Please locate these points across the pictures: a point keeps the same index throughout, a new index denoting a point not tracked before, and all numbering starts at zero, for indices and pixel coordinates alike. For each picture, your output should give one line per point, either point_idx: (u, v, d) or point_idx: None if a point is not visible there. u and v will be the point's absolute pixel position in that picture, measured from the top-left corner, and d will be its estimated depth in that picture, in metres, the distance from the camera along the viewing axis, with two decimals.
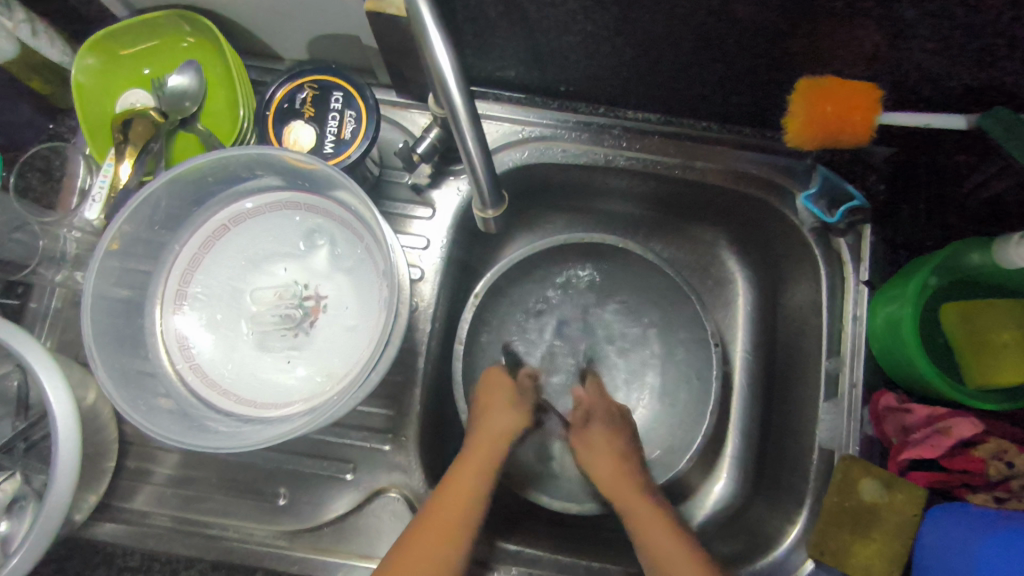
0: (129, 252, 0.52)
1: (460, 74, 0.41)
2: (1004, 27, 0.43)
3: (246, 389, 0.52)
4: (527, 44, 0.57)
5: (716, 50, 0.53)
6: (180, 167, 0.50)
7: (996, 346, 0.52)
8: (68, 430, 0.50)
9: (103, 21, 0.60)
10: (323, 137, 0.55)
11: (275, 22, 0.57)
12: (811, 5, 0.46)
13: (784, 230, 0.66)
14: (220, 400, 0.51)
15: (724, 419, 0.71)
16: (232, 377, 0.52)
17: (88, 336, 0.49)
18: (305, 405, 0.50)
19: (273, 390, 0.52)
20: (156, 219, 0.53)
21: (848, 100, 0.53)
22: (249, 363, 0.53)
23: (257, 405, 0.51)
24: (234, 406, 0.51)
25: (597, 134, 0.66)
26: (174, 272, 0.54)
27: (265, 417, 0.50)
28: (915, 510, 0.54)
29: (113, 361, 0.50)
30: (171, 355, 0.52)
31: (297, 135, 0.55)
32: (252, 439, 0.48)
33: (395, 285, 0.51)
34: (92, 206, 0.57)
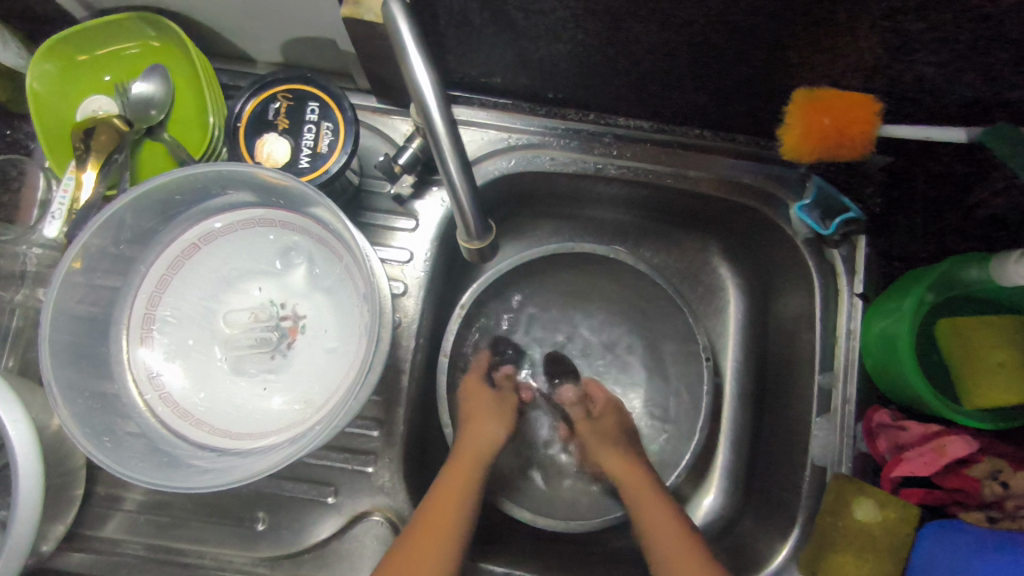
0: (92, 273, 0.49)
1: (439, 90, 0.39)
2: (1009, 43, 0.42)
3: (221, 419, 0.49)
4: (513, 50, 0.54)
5: (711, 60, 0.51)
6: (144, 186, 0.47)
7: (991, 365, 0.51)
8: (29, 463, 0.47)
9: (60, 21, 0.56)
10: (298, 150, 0.52)
11: (246, 24, 0.54)
12: (812, 14, 0.44)
13: (777, 240, 0.65)
14: (192, 431, 0.49)
15: (714, 431, 0.70)
16: (206, 406, 0.50)
17: (47, 370, 0.46)
18: (283, 435, 0.48)
19: (250, 418, 0.49)
20: (122, 237, 0.50)
21: (847, 114, 0.51)
22: (225, 390, 0.50)
23: (233, 435, 0.49)
24: (208, 437, 0.49)
25: (586, 142, 0.64)
26: (142, 294, 0.51)
27: (242, 448, 0.48)
28: (908, 531, 0.54)
29: (76, 393, 0.48)
30: (139, 385, 0.50)
31: (271, 148, 0.52)
32: (229, 475, 0.45)
33: (379, 309, 0.49)
34: (51, 223, 0.54)
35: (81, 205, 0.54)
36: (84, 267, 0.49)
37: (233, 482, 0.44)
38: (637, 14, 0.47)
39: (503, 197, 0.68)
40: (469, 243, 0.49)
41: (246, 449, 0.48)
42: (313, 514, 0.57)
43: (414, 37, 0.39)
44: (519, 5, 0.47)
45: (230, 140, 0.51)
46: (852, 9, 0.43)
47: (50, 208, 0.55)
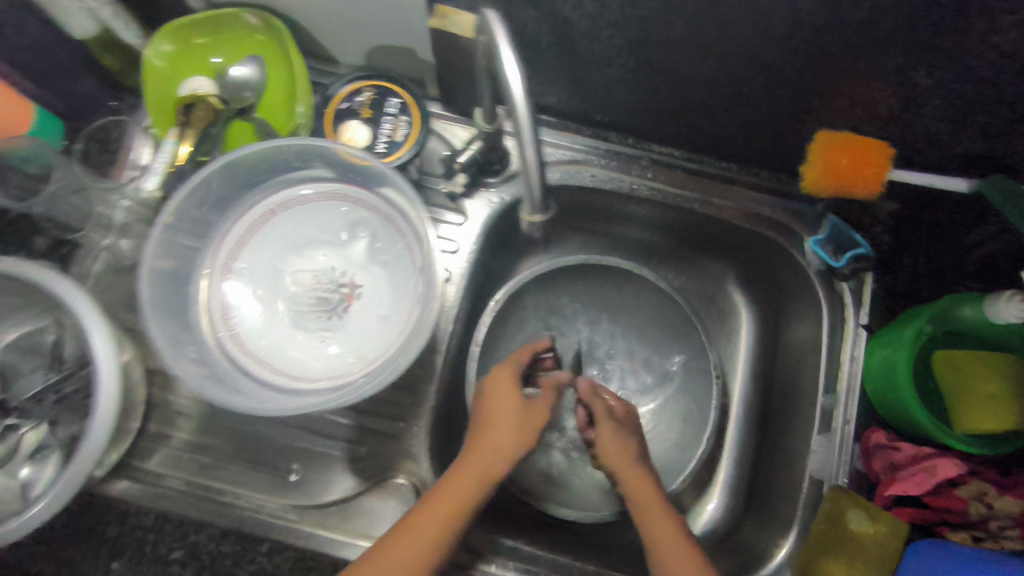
0: (185, 219, 0.56)
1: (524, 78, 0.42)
2: (1006, 103, 0.48)
3: (281, 363, 0.55)
4: (570, 72, 0.61)
5: (745, 96, 0.58)
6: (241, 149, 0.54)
7: (983, 396, 0.56)
8: (110, 382, 0.54)
9: (178, 10, 0.64)
10: (376, 138, 0.59)
11: (339, 28, 0.62)
12: (836, 62, 0.51)
13: (791, 270, 0.70)
14: (254, 369, 0.54)
15: (720, 445, 0.74)
16: (267, 351, 0.55)
17: (139, 292, 0.52)
18: (335, 382, 0.53)
19: (306, 366, 0.54)
20: (214, 196, 0.57)
21: (862, 156, 0.58)
22: (285, 340, 0.56)
23: (290, 378, 0.54)
24: (268, 376, 0.54)
25: (624, 163, 0.70)
26: (224, 245, 0.57)
27: (298, 391, 0.53)
28: (897, 544, 0.57)
29: (157, 319, 0.52)
30: (212, 321, 0.55)
31: (352, 134, 0.59)
32: (285, 405, 0.51)
33: (433, 285, 0.54)
34: (150, 179, 0.60)
35: (178, 168, 0.60)
36: (180, 215, 0.55)
37: (290, 409, 0.50)
38: (684, 49, 0.54)
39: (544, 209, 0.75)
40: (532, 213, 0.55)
41: (302, 390, 0.53)
42: (345, 471, 0.62)
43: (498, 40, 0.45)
44: (583, 31, 0.55)
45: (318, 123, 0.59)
46: (870, 59, 0.49)
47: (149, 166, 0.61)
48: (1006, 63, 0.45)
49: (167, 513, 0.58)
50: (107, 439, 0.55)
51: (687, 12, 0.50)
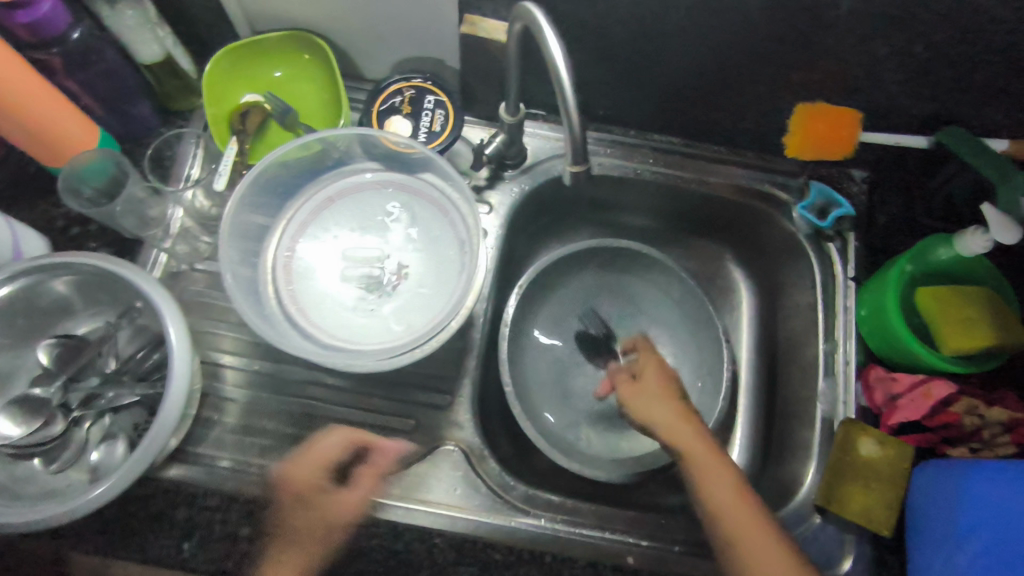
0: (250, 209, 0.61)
1: (572, 88, 0.48)
2: (960, 62, 0.57)
3: (323, 316, 0.60)
4: (579, 70, 0.69)
5: (730, 80, 0.67)
6: (291, 145, 0.60)
7: (964, 318, 0.63)
8: (183, 365, 0.58)
9: (225, 37, 0.72)
10: (416, 130, 0.63)
11: (372, 42, 0.70)
12: (806, 38, 0.59)
13: (782, 236, 0.79)
14: (299, 317, 0.60)
15: (734, 406, 0.81)
16: (342, 320, 0.60)
17: (224, 264, 0.57)
18: (392, 346, 0.59)
19: (372, 330, 0.60)
20: (278, 183, 0.63)
21: (835, 121, 0.67)
22: (328, 295, 0.61)
23: (329, 333, 0.59)
24: (314, 328, 0.59)
25: (627, 152, 0.78)
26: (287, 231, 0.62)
27: (330, 353, 0.57)
28: (907, 464, 0.64)
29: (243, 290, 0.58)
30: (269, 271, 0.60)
31: (395, 128, 0.64)
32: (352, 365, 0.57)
33: (472, 256, 0.61)
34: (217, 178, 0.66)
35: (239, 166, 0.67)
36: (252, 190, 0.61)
37: (358, 368, 0.56)
38: (686, 43, 0.63)
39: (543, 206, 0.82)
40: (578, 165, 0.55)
41: (342, 346, 0.59)
42: (398, 448, 0.66)
43: (547, 21, 0.48)
44: (594, 29, 0.62)
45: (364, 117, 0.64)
46: (836, 34, 0.58)
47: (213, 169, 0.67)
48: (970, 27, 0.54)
49: (232, 493, 0.61)
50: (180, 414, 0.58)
51: (690, 14, 0.59)
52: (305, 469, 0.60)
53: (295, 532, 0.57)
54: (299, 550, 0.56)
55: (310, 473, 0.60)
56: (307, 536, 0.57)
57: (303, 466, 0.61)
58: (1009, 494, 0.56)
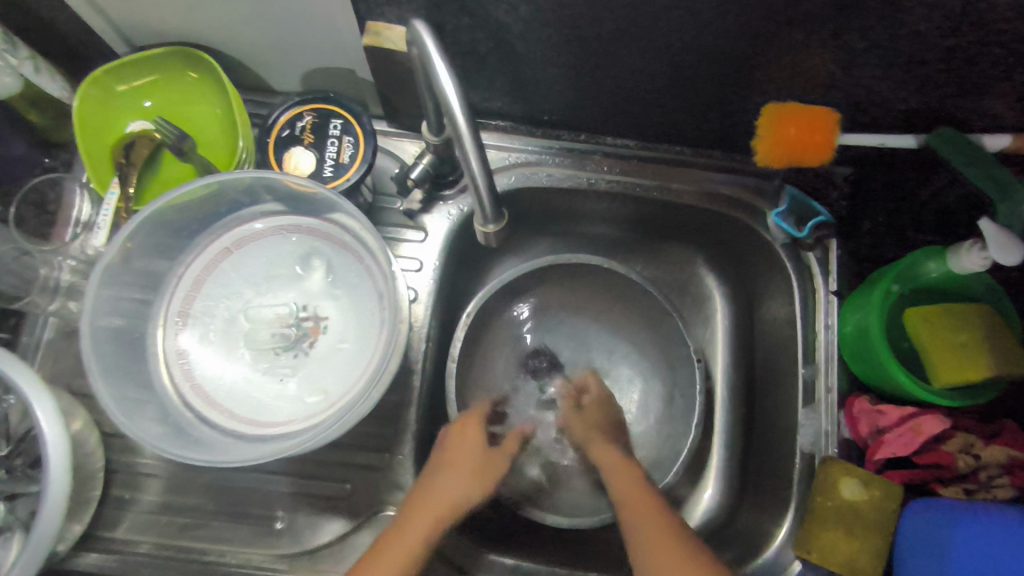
0: (133, 275, 0.54)
1: (466, 108, 0.39)
2: (954, 59, 0.48)
3: (218, 392, 0.53)
4: (512, 76, 0.60)
5: (688, 80, 0.57)
6: (169, 196, 0.52)
7: (956, 346, 0.56)
8: (59, 454, 0.50)
9: (102, 56, 0.61)
10: (322, 162, 0.55)
11: (270, 56, 0.60)
12: (770, 34, 0.49)
13: (756, 245, 0.70)
14: (190, 396, 0.52)
15: (709, 430, 0.74)
16: (250, 393, 0.53)
17: (88, 359, 0.50)
18: (304, 423, 0.51)
19: (279, 407, 0.52)
20: (165, 235, 0.54)
21: (810, 124, 0.57)
22: (223, 366, 0.53)
23: (224, 415, 0.52)
24: (206, 410, 0.52)
25: (578, 160, 0.69)
26: (179, 291, 0.54)
27: (220, 444, 0.51)
28: (893, 505, 0.57)
29: (114, 379, 0.51)
30: (156, 342, 0.53)
31: (298, 159, 0.55)
32: (254, 455, 0.49)
33: (391, 313, 0.54)
34: (97, 234, 0.60)
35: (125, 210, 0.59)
36: (127, 247, 0.53)
37: (260, 458, 0.49)
38: (636, 46, 0.53)
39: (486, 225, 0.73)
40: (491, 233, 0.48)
41: (237, 432, 0.51)
42: (333, 516, 0.60)
43: (434, 42, 0.39)
44: (520, 34, 0.53)
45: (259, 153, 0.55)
46: (807, 32, 0.48)
47: (94, 222, 0.61)
48: (965, 29, 0.45)
49: None
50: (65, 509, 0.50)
51: (634, 15, 0.49)
52: (429, 504, 0.54)
53: (407, 519, 0.53)
54: (427, 527, 0.53)
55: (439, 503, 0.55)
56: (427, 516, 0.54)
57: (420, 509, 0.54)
58: (1001, 541, 0.51)
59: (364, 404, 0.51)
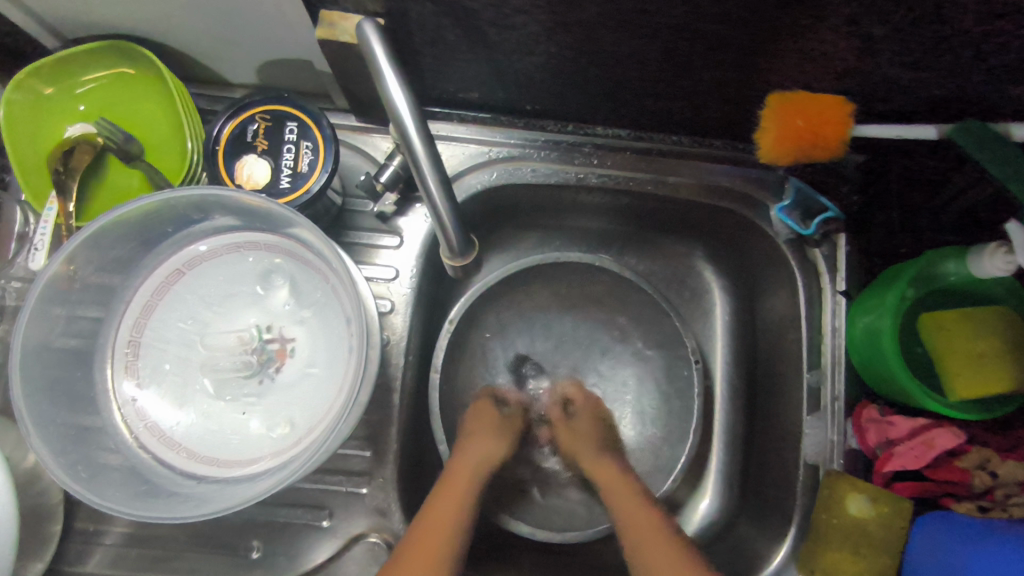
0: (78, 298, 0.49)
1: (414, 108, 0.41)
2: (985, 44, 0.42)
3: (176, 431, 0.49)
4: (489, 65, 0.54)
5: (684, 68, 0.52)
6: (104, 219, 0.47)
7: (974, 357, 0.52)
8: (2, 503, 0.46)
9: (32, 51, 0.55)
10: (278, 171, 0.50)
11: (218, 49, 0.54)
12: (777, 18, 0.43)
13: (759, 240, 0.65)
14: (144, 436, 0.48)
15: (708, 434, 0.70)
16: (210, 429, 0.49)
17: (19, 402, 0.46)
18: (273, 461, 0.47)
19: (243, 444, 0.48)
20: (108, 259, 0.50)
21: (819, 116, 0.52)
22: (181, 401, 0.49)
23: (182, 456, 0.48)
24: (163, 451, 0.48)
25: (565, 153, 0.64)
26: (128, 319, 0.50)
27: (177, 489, 0.47)
28: (903, 523, 0.54)
29: (56, 418, 0.47)
30: (105, 378, 0.49)
31: (250, 170, 0.50)
32: (216, 504, 0.45)
33: (361, 337, 0.49)
34: (35, 257, 0.55)
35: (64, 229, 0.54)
36: (64, 279, 0.48)
37: (218, 511, 0.44)
38: (627, 32, 0.47)
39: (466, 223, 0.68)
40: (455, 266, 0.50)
41: (196, 474, 0.47)
42: (310, 545, 0.56)
43: (385, 50, 0.41)
44: (493, 20, 0.47)
45: (208, 162, 0.50)
46: (819, 16, 0.43)
47: (31, 240, 0.56)
48: (1001, 13, 0.39)
49: None
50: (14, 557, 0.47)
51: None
52: (438, 513, 0.50)
53: (434, 500, 0.52)
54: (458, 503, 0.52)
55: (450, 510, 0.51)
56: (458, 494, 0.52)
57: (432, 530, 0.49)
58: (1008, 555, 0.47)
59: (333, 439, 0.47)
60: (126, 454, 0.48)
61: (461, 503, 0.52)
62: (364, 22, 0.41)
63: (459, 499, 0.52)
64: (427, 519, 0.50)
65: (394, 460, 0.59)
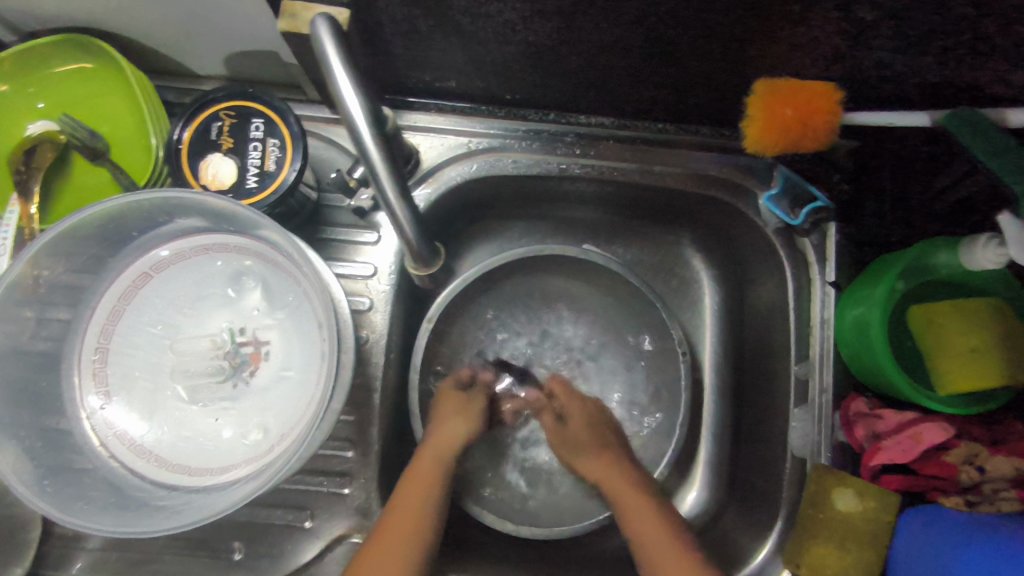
0: (47, 300, 0.48)
1: (369, 112, 0.40)
2: (980, 29, 0.40)
3: (148, 438, 0.48)
4: (465, 55, 0.52)
5: (667, 56, 0.49)
6: (64, 223, 0.45)
7: (963, 351, 0.51)
8: None
9: None
10: (244, 170, 0.49)
11: (181, 41, 0.51)
12: (762, 3, 0.41)
13: (748, 230, 0.64)
14: (116, 445, 0.48)
15: (696, 426, 0.70)
16: (182, 436, 0.48)
17: None
18: (246, 469, 0.46)
19: (216, 451, 0.48)
20: (71, 264, 0.48)
21: (807, 103, 0.50)
22: (152, 407, 0.48)
23: (154, 464, 0.47)
24: (134, 460, 0.47)
25: (548, 143, 0.62)
26: (94, 325, 0.49)
27: (148, 499, 0.46)
28: (889, 518, 0.53)
29: (23, 431, 0.46)
30: (72, 387, 0.48)
31: (216, 169, 0.48)
32: (188, 515, 0.44)
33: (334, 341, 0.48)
34: None
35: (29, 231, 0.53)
36: (28, 284, 0.47)
37: (189, 524, 0.43)
38: (609, 21, 0.45)
39: (446, 216, 0.66)
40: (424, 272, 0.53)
41: (168, 483, 0.47)
42: (292, 547, 0.56)
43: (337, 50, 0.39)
44: (465, 10, 0.45)
45: (171, 162, 0.48)
46: (805, 1, 0.41)
47: None
48: None
49: None
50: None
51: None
52: (407, 507, 0.52)
53: (402, 498, 0.53)
54: (423, 499, 0.53)
55: (418, 502, 0.52)
56: (422, 489, 0.53)
57: (400, 522, 0.51)
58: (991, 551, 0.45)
59: (301, 449, 0.46)
60: (97, 464, 0.47)
61: (429, 499, 0.53)
62: (322, 23, 0.39)
63: (423, 492, 0.53)
64: (392, 520, 0.51)
65: (377, 460, 0.58)
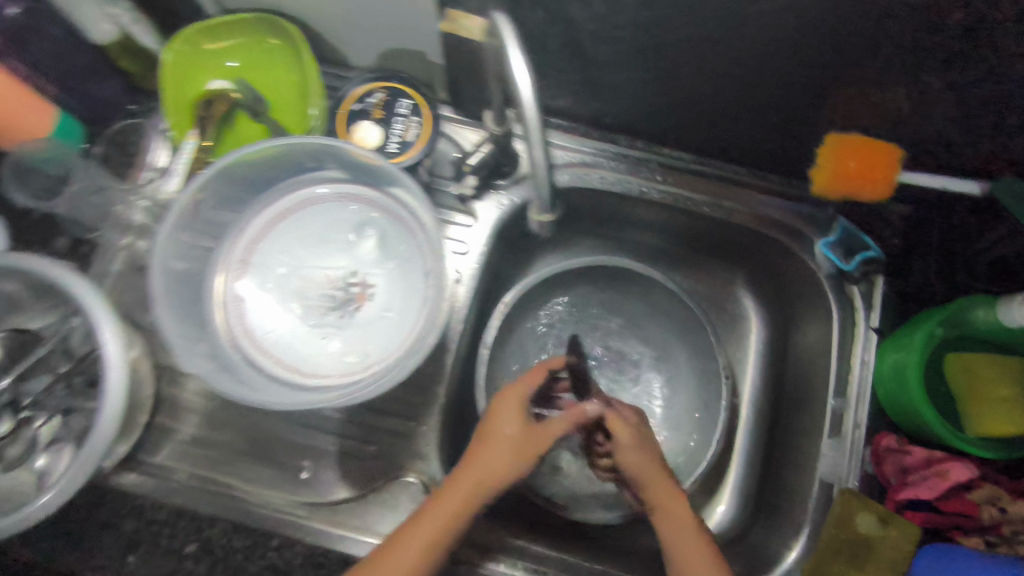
0: (199, 230, 0.57)
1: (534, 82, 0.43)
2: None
3: (267, 339, 0.56)
4: (581, 77, 0.61)
5: (753, 99, 0.58)
6: (239, 152, 0.54)
7: (993, 399, 0.55)
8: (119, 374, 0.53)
9: (195, 16, 0.65)
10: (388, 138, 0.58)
11: (350, 32, 0.63)
12: (841, 61, 0.51)
13: (800, 273, 0.70)
14: (239, 338, 0.56)
15: (730, 448, 0.74)
16: (293, 347, 0.55)
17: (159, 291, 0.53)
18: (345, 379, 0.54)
19: (321, 362, 0.55)
20: (235, 190, 0.58)
21: (871, 160, 0.58)
22: (273, 317, 0.56)
23: (268, 360, 0.55)
24: (252, 353, 0.55)
25: (633, 166, 0.70)
26: (239, 243, 0.58)
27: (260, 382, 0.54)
28: (908, 546, 0.57)
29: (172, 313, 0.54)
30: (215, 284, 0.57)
31: (364, 134, 0.58)
32: (299, 399, 0.52)
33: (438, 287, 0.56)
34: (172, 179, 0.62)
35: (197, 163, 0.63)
36: (189, 211, 0.55)
37: (300, 404, 0.51)
38: (710, 59, 0.54)
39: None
40: (542, 225, 0.58)
41: (278, 376, 0.54)
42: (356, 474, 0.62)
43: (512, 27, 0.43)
44: (593, 35, 0.55)
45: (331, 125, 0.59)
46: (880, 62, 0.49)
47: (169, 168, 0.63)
48: None
49: (182, 508, 0.59)
50: (118, 429, 0.54)
51: (710, 23, 0.50)
52: (459, 491, 0.52)
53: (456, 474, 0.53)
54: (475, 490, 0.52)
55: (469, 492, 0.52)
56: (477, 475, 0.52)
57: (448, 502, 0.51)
58: None
59: (392, 368, 0.53)
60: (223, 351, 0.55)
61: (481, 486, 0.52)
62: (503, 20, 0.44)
63: (476, 483, 0.52)
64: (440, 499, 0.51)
65: (441, 412, 0.64)
